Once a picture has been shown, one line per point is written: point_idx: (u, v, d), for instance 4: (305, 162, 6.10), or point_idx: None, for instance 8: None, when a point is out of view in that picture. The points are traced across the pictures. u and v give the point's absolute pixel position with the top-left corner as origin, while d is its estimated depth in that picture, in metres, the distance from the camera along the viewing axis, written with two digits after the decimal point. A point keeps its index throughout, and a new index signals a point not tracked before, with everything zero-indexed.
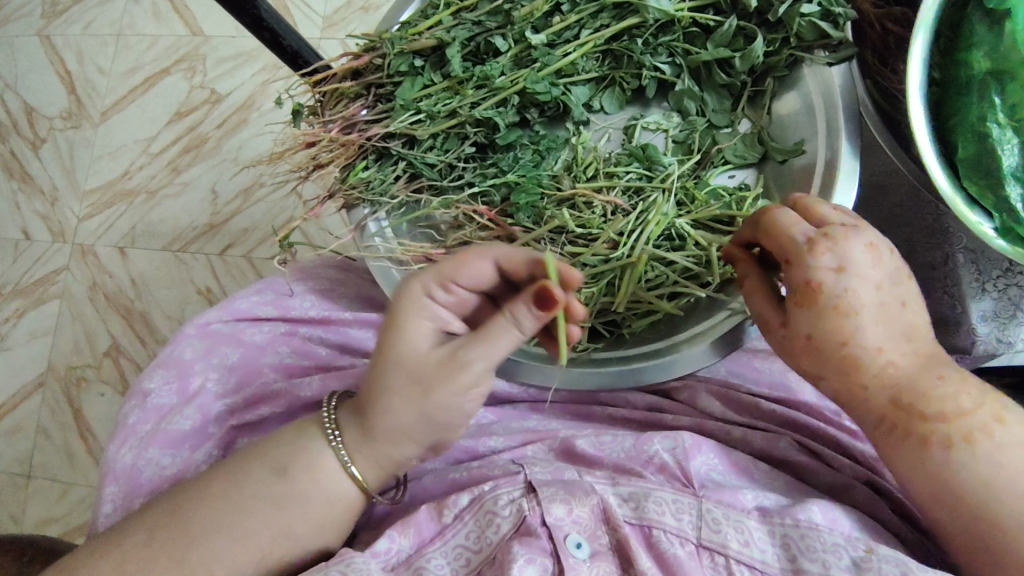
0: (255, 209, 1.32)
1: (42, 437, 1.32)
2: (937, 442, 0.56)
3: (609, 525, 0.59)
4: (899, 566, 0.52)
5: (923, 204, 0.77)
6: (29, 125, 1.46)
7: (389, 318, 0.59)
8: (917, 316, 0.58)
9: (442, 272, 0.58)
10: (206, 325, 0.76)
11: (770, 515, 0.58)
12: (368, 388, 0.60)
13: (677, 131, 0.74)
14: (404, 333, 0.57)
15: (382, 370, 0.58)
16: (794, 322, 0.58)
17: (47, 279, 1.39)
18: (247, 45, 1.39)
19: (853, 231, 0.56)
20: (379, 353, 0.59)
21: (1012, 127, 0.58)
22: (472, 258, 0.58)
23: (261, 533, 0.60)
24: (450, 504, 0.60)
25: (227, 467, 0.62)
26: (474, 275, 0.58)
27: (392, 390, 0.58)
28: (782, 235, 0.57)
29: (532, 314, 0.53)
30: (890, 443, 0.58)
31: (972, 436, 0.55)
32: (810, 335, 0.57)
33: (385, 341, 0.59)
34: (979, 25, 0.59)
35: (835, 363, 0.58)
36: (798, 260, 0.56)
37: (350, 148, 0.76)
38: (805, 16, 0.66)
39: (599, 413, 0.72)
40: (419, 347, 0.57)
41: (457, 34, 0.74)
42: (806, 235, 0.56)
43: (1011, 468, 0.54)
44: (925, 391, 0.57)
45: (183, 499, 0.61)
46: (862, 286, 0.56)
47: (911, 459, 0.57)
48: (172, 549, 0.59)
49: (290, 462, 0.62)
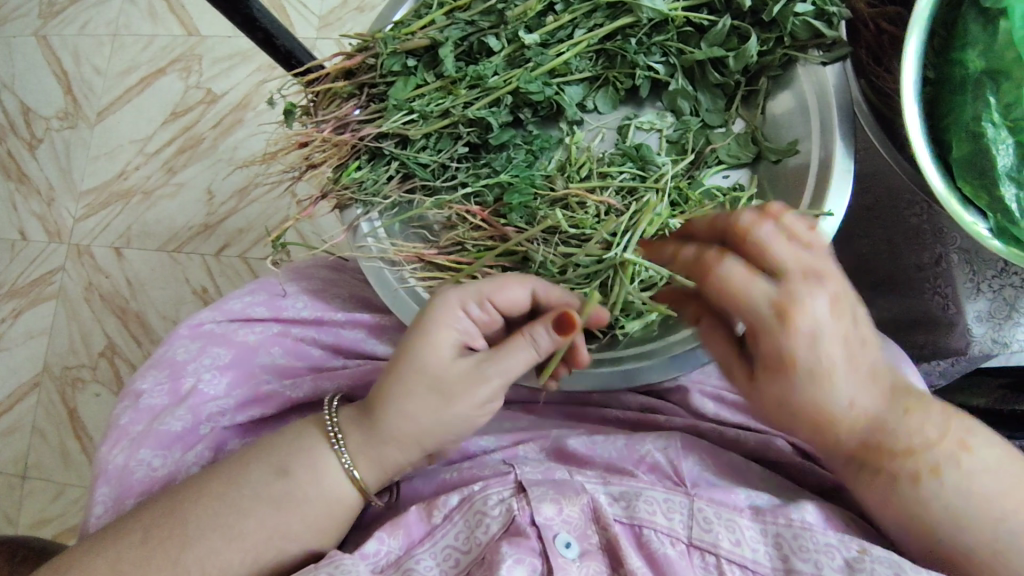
0: (251, 209, 1.32)
1: (36, 438, 1.32)
2: (905, 480, 0.56)
3: (598, 524, 0.59)
4: (892, 567, 0.52)
5: (910, 205, 0.77)
6: (25, 125, 1.46)
7: (419, 323, 0.60)
8: (876, 356, 0.57)
9: (483, 289, 0.61)
10: (198, 326, 0.77)
11: (762, 513, 0.58)
12: (383, 391, 0.61)
13: (671, 130, 0.73)
14: (435, 339, 0.59)
15: (404, 375, 0.59)
16: (765, 383, 0.56)
17: (42, 279, 1.39)
18: (243, 45, 1.39)
19: (812, 283, 0.53)
20: (404, 357, 0.60)
21: (1007, 127, 0.58)
22: (514, 282, 0.61)
23: (251, 533, 0.59)
24: (439, 504, 0.60)
25: (224, 467, 0.62)
26: (511, 297, 0.61)
27: (412, 394, 0.59)
28: (747, 304, 0.53)
29: (552, 337, 0.57)
30: (861, 482, 0.59)
31: (939, 467, 0.55)
32: (785, 399, 0.55)
33: (411, 346, 0.60)
34: (973, 24, 0.60)
35: (808, 423, 0.56)
36: (763, 322, 0.53)
37: (343, 147, 0.76)
38: (799, 15, 0.66)
39: (591, 413, 0.72)
40: (447, 356, 0.59)
41: (450, 34, 0.74)
42: (764, 293, 0.53)
43: (981, 495, 0.55)
44: (895, 427, 0.56)
45: (181, 498, 0.61)
46: (834, 342, 0.53)
47: (888, 492, 0.57)
48: (167, 549, 0.59)
49: (290, 462, 0.62)
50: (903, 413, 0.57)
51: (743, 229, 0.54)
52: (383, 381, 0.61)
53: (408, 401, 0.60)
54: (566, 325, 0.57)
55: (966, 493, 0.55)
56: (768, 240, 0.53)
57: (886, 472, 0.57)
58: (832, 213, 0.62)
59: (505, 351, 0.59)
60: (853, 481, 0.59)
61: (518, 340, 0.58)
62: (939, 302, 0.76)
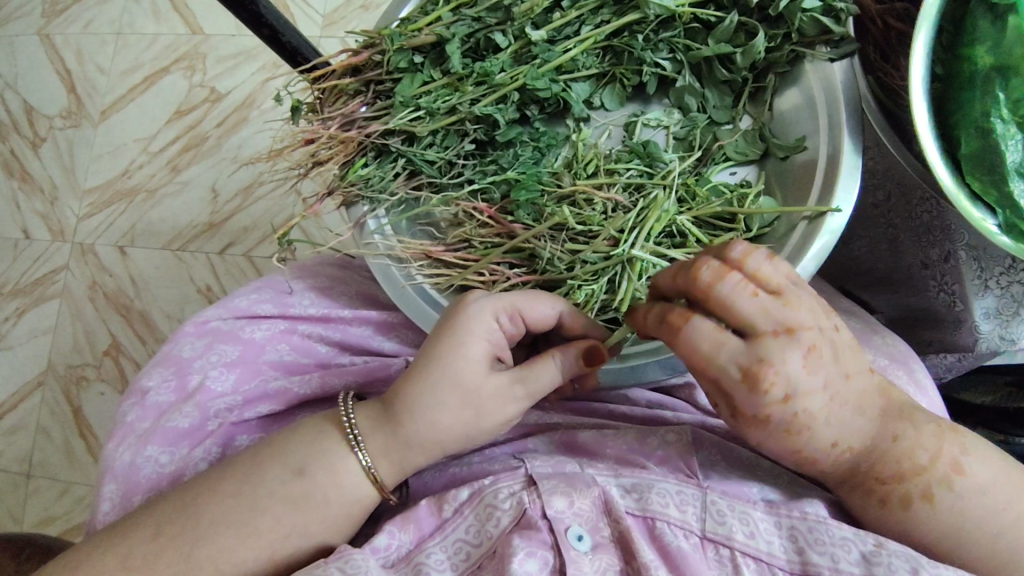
0: (255, 207, 1.32)
1: (41, 437, 1.32)
2: (898, 502, 0.57)
3: (610, 517, 0.58)
4: (910, 561, 0.53)
5: (921, 201, 0.75)
6: (28, 125, 1.46)
7: (451, 331, 0.60)
8: (862, 386, 0.57)
9: (517, 303, 0.60)
10: (204, 324, 0.78)
11: (776, 507, 0.58)
12: (409, 397, 0.60)
13: (678, 127, 0.73)
14: (468, 354, 0.59)
15: (434, 383, 0.60)
16: (742, 432, 0.57)
17: (46, 278, 1.38)
18: (246, 44, 1.39)
19: (785, 346, 0.52)
20: (434, 364, 0.60)
21: (1016, 122, 0.58)
22: (545, 299, 0.61)
23: (262, 528, 0.59)
24: (450, 498, 0.60)
25: (237, 462, 0.62)
26: (542, 314, 0.61)
27: (442, 405, 0.60)
28: (712, 368, 0.54)
29: (579, 364, 0.59)
30: (850, 498, 0.59)
31: (932, 492, 0.56)
32: (758, 443, 0.57)
33: (442, 353, 0.60)
34: (982, 20, 0.59)
35: (792, 461, 0.58)
36: (739, 394, 0.53)
37: (350, 145, 0.76)
38: (806, 11, 0.66)
39: (599, 409, 0.71)
40: (480, 371, 0.59)
41: (457, 29, 0.74)
42: (738, 367, 0.53)
43: (972, 515, 0.56)
44: (882, 453, 0.57)
45: (193, 495, 0.61)
46: (809, 398, 0.54)
47: (880, 508, 0.58)
48: (180, 544, 0.59)
49: (310, 463, 0.61)
50: (890, 441, 0.57)
51: (706, 284, 0.53)
52: (408, 385, 0.61)
53: (436, 408, 0.60)
54: (596, 355, 0.59)
55: (964, 511, 0.56)
56: (731, 295, 0.52)
57: (877, 497, 0.57)
58: (840, 210, 0.62)
59: (535, 367, 0.60)
60: (842, 496, 0.60)
61: (547, 362, 0.60)
62: (945, 298, 0.77)
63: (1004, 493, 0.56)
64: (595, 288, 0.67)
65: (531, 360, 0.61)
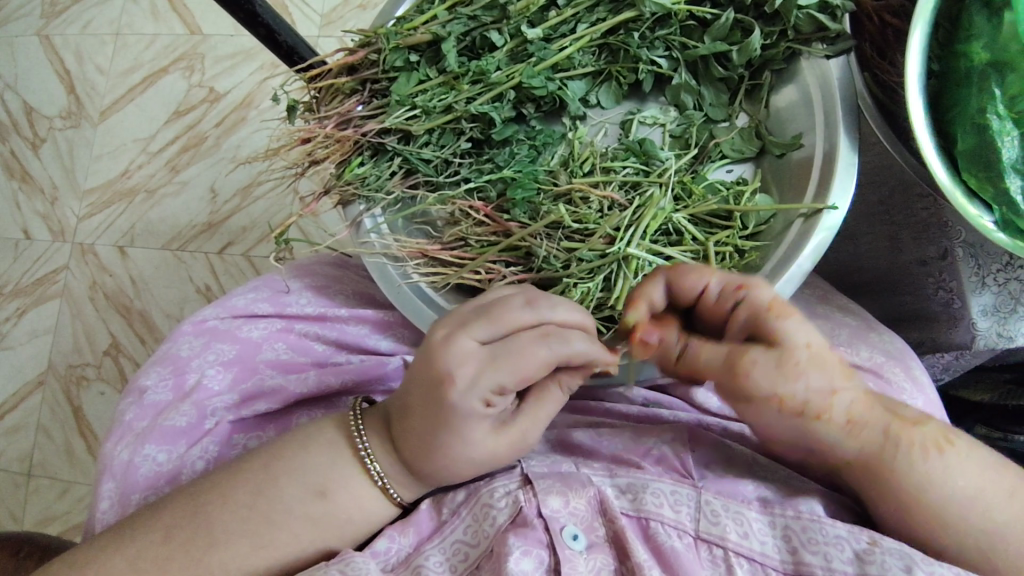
0: (254, 206, 1.32)
1: (42, 436, 1.32)
2: (932, 449, 0.56)
3: (605, 517, 0.58)
4: (903, 559, 0.53)
5: (920, 197, 0.75)
6: (28, 125, 1.46)
7: (440, 422, 0.55)
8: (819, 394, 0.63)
9: (505, 381, 0.54)
10: (202, 323, 0.78)
11: (771, 507, 0.58)
12: (431, 467, 0.59)
13: (674, 125, 0.73)
14: (466, 439, 0.56)
15: (439, 457, 0.58)
16: (789, 337, 0.55)
17: (47, 278, 1.39)
18: (245, 44, 1.39)
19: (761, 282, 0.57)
20: (432, 447, 0.57)
21: (1012, 119, 0.57)
22: (538, 363, 0.54)
23: (276, 538, 0.59)
24: (448, 501, 0.61)
25: (247, 470, 0.61)
26: (531, 375, 0.55)
27: (454, 469, 0.59)
28: (716, 273, 0.57)
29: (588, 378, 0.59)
30: (883, 467, 0.56)
31: (943, 446, 0.56)
32: (807, 342, 0.55)
33: (447, 445, 0.56)
34: (978, 16, 0.59)
35: (825, 374, 0.56)
36: (753, 281, 0.56)
37: (345, 143, 0.76)
38: (803, 8, 0.66)
39: (595, 407, 0.72)
40: (484, 445, 0.57)
41: (452, 29, 0.74)
42: (728, 278, 0.57)
43: (985, 467, 0.56)
44: (892, 403, 0.58)
45: (205, 501, 0.60)
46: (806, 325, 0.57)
47: (914, 470, 0.56)
48: (190, 550, 0.59)
49: (331, 484, 0.60)
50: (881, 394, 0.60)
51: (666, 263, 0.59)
52: (413, 455, 0.59)
53: (453, 472, 0.59)
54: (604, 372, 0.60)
55: (978, 490, 0.55)
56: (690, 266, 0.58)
57: (915, 444, 0.56)
58: (837, 206, 0.62)
59: (545, 401, 0.59)
60: (876, 472, 0.57)
61: (552, 397, 0.59)
62: (943, 296, 0.77)
63: (1007, 484, 0.56)
64: (591, 287, 0.67)
65: (534, 389, 0.59)
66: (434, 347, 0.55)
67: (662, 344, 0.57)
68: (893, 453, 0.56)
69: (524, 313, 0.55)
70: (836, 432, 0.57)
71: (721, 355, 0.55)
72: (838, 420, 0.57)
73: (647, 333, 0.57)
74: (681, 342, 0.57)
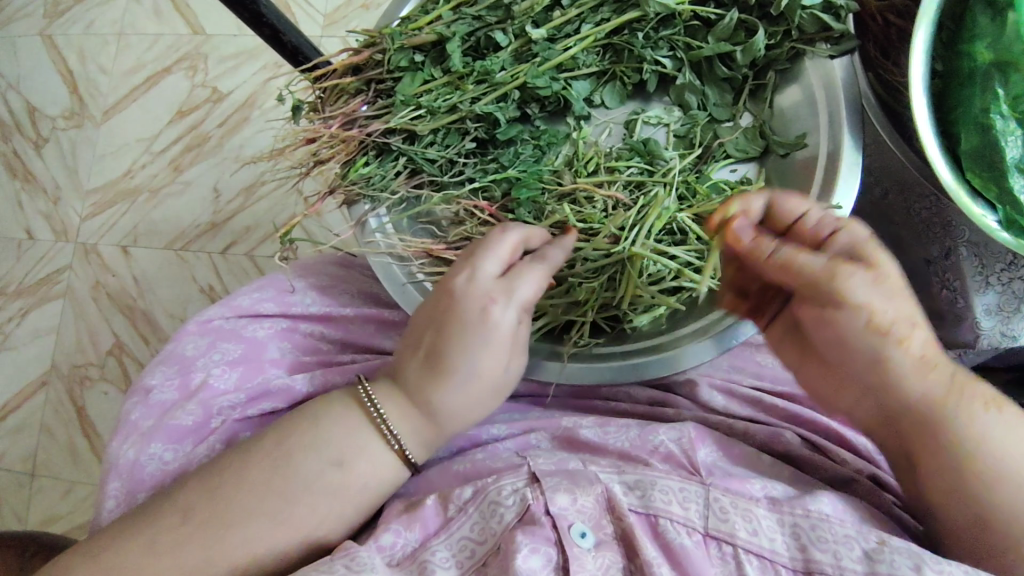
0: (257, 206, 1.33)
1: (45, 436, 1.33)
2: (994, 402, 0.59)
3: (613, 514, 0.59)
4: (912, 558, 0.53)
5: (920, 197, 0.76)
6: (31, 125, 1.47)
7: (470, 340, 0.60)
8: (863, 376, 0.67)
9: (527, 296, 0.62)
10: (207, 322, 0.77)
11: (779, 504, 0.58)
12: (448, 393, 0.62)
13: (678, 125, 0.74)
14: (492, 358, 0.61)
15: (463, 382, 0.61)
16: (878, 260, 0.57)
17: (50, 278, 1.39)
18: (248, 43, 1.40)
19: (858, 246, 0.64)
20: (457, 370, 0.61)
21: (1015, 118, 0.58)
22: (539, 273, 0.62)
23: (295, 516, 0.60)
24: (453, 497, 0.60)
25: (258, 449, 0.62)
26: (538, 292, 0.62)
27: (476, 395, 0.62)
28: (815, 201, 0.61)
29: None
30: (953, 405, 0.58)
31: (1004, 405, 0.59)
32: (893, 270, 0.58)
33: (472, 366, 0.61)
34: (982, 16, 0.59)
35: (901, 299, 0.58)
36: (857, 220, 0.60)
37: (350, 143, 0.76)
38: (807, 8, 0.67)
39: (599, 406, 0.73)
40: (505, 362, 0.62)
41: (457, 29, 0.74)
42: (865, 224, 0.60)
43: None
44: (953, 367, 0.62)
45: (218, 481, 0.60)
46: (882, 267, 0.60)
47: (980, 416, 0.58)
48: (209, 530, 0.58)
49: (348, 454, 0.62)
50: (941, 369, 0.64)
51: None
52: (433, 387, 0.62)
53: (472, 401, 0.63)
54: None
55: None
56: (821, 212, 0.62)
57: (981, 397, 0.59)
58: (841, 207, 0.62)
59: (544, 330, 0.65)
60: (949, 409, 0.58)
61: None
62: (948, 296, 0.77)
63: None
64: (596, 286, 0.68)
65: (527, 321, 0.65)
66: (459, 290, 0.61)
67: (752, 245, 0.59)
68: (964, 399, 0.58)
69: (525, 250, 0.64)
70: (914, 364, 0.59)
71: (818, 264, 0.57)
72: (913, 351, 0.58)
73: (743, 226, 0.59)
74: (772, 246, 0.58)
